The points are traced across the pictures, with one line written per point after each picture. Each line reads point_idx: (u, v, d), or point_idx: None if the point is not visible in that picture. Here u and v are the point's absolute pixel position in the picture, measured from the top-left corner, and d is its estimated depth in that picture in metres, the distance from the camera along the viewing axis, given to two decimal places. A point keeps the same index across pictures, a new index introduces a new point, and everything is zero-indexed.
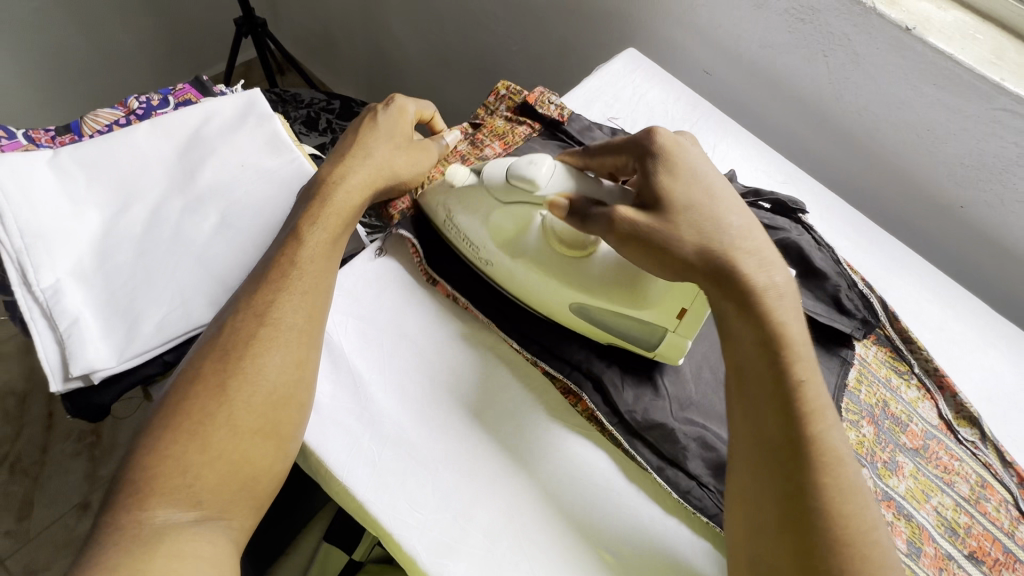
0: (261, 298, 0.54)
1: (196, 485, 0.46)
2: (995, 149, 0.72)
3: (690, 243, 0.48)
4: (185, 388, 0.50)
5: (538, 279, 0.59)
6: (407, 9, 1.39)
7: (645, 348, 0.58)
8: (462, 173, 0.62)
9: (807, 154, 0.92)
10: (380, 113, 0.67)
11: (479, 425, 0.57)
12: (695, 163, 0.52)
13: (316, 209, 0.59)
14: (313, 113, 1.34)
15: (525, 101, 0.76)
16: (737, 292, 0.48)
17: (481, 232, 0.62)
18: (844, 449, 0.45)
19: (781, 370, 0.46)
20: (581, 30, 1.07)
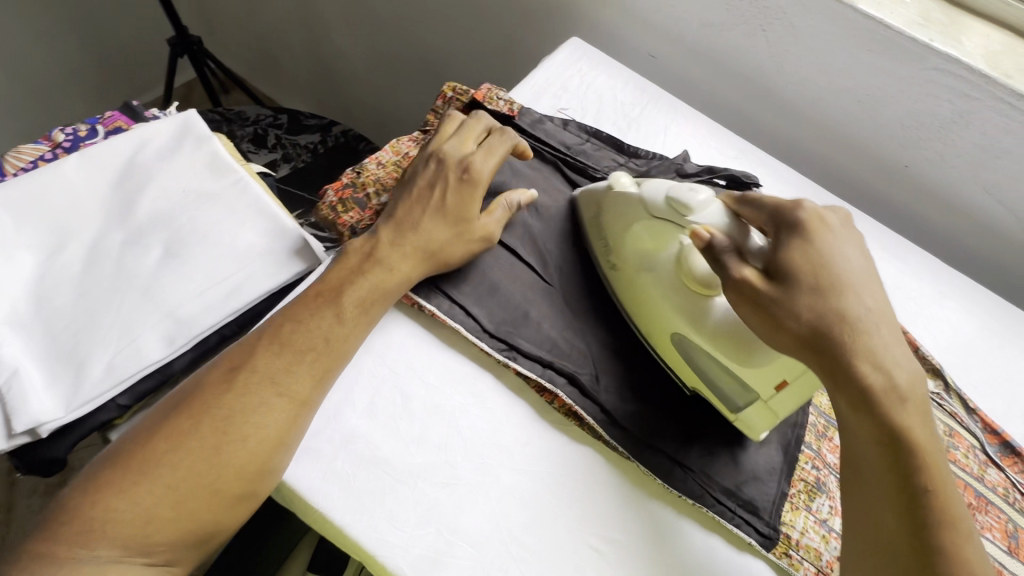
0: (282, 362, 0.51)
1: (151, 537, 0.44)
2: (931, 108, 0.76)
3: (806, 318, 0.45)
4: (177, 437, 0.47)
5: (657, 300, 0.58)
6: (347, 16, 1.36)
7: (731, 406, 0.56)
8: (624, 181, 0.64)
9: (755, 129, 0.93)
10: (452, 186, 0.60)
11: (462, 441, 0.55)
12: (834, 247, 0.48)
13: (356, 278, 0.56)
14: (261, 130, 1.31)
15: (472, 99, 0.73)
16: (855, 390, 0.45)
17: (618, 237, 0.62)
18: (977, 560, 0.43)
19: (906, 476, 0.44)
20: (523, 24, 1.07)
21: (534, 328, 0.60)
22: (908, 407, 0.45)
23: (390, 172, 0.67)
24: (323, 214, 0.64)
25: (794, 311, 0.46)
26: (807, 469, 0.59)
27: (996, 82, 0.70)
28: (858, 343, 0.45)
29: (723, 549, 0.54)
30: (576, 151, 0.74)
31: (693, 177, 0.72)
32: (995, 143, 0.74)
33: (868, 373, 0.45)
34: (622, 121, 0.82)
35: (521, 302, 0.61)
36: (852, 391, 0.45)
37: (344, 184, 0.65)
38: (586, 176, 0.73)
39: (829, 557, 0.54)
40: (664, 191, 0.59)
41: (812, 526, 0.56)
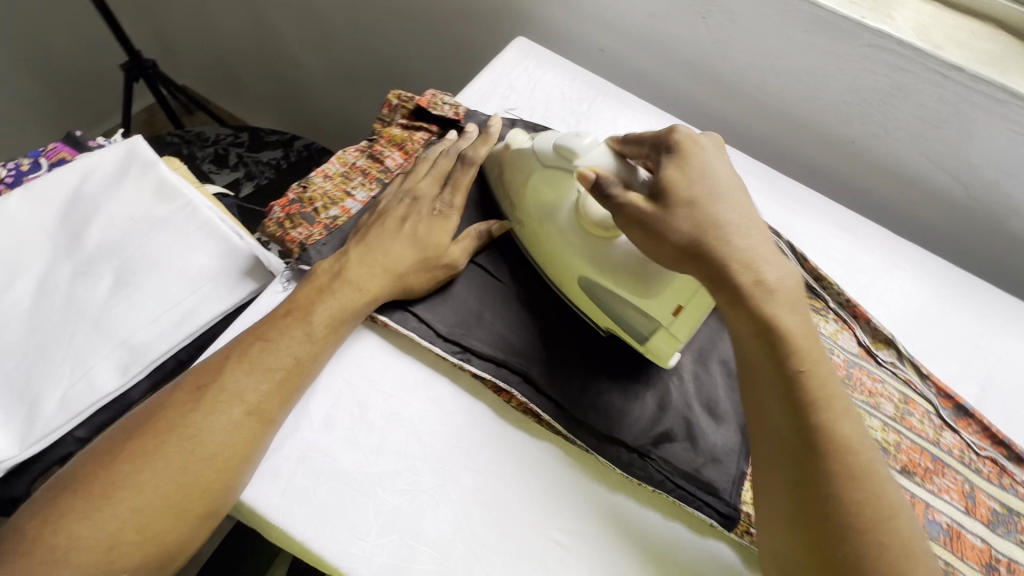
0: (250, 382, 0.51)
1: (115, 563, 0.44)
2: (871, 83, 0.77)
3: (684, 230, 0.49)
4: (142, 459, 0.47)
5: (561, 247, 0.60)
6: (300, 29, 1.35)
7: (640, 338, 0.58)
8: (521, 139, 0.66)
9: (707, 115, 0.94)
10: (424, 217, 0.63)
11: (421, 446, 0.55)
12: (706, 161, 0.53)
13: (324, 297, 0.57)
14: (221, 150, 1.30)
15: (417, 107, 0.74)
16: (728, 286, 0.48)
17: (520, 194, 0.64)
18: (856, 435, 0.46)
19: (780, 363, 0.47)
20: (473, 26, 1.07)
21: (487, 329, 0.61)
22: (777, 294, 0.48)
23: (338, 185, 0.68)
24: (270, 231, 0.63)
25: (674, 226, 0.49)
26: None
27: (927, 54, 0.71)
28: (730, 244, 0.49)
29: (686, 532, 0.55)
30: None
31: None
32: (934, 113, 0.75)
33: (738, 267, 0.48)
34: (571, 116, 0.82)
35: (473, 304, 0.62)
36: (728, 290, 0.48)
37: (290, 201, 0.65)
38: None
39: None
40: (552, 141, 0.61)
41: None
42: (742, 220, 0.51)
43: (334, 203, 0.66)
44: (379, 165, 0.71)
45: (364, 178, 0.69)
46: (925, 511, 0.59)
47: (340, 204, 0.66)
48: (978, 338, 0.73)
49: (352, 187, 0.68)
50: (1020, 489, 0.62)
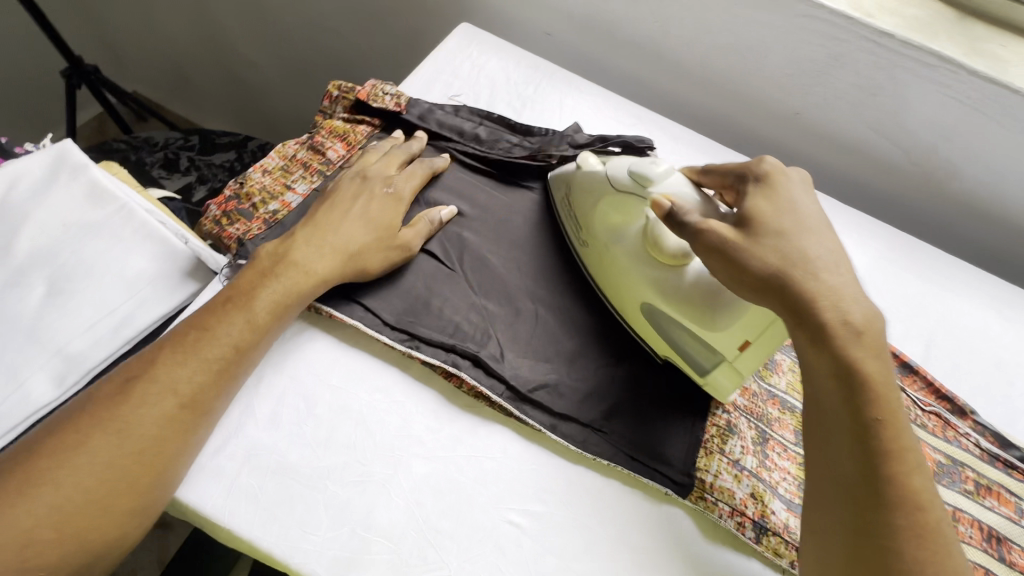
0: (186, 372, 0.50)
1: (33, 564, 0.42)
2: (808, 54, 0.78)
3: (769, 261, 0.47)
4: (67, 453, 0.45)
5: (625, 270, 0.59)
6: (247, 27, 1.32)
7: (701, 369, 0.57)
8: (591, 161, 0.63)
9: (656, 95, 0.95)
10: (377, 198, 0.63)
11: (371, 437, 0.55)
12: (791, 197, 0.51)
13: (267, 282, 0.55)
14: (172, 154, 1.26)
15: (357, 99, 0.73)
16: (813, 322, 0.45)
17: (587, 216, 0.63)
18: (927, 492, 0.43)
19: (858, 409, 0.44)
20: (422, 15, 1.06)
21: (436, 316, 0.60)
22: (863, 341, 0.45)
23: (277, 179, 0.66)
24: (206, 228, 0.62)
25: (760, 259, 0.47)
26: (716, 414, 0.60)
27: (858, 22, 0.72)
28: (819, 278, 0.46)
29: (641, 503, 0.56)
30: (471, 138, 0.73)
31: (586, 147, 0.73)
32: (869, 80, 0.77)
33: (824, 303, 0.45)
34: (517, 100, 0.82)
35: (422, 291, 0.61)
36: (808, 326, 0.45)
37: (227, 197, 0.63)
38: (481, 161, 0.72)
39: (742, 495, 0.56)
40: (625, 166, 0.59)
41: (726, 468, 0.57)
42: (830, 252, 0.48)
43: (274, 196, 0.65)
44: (320, 157, 0.69)
45: (305, 171, 0.68)
46: None
47: (279, 197, 0.65)
48: (922, 297, 0.75)
49: (292, 180, 0.67)
50: (964, 441, 0.64)
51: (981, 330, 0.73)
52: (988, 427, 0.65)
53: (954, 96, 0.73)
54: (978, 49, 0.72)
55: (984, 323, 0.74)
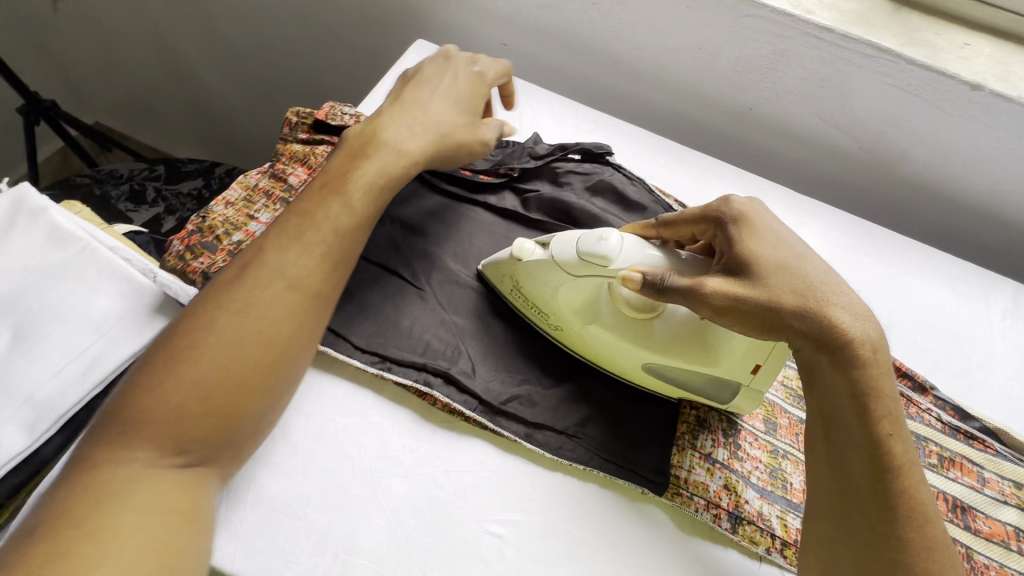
0: (294, 256, 0.54)
1: (187, 433, 0.47)
2: (755, 52, 0.80)
3: (787, 302, 0.48)
4: (200, 333, 0.49)
5: (613, 344, 0.58)
6: (207, 53, 1.31)
7: (722, 401, 0.59)
8: (529, 247, 0.60)
9: (614, 98, 0.96)
10: (457, 86, 0.67)
11: (349, 460, 0.55)
12: (770, 226, 0.53)
13: (362, 167, 0.59)
14: (138, 186, 1.25)
15: (315, 120, 0.73)
16: (831, 345, 0.47)
17: (548, 304, 0.60)
18: (932, 503, 0.45)
19: (871, 425, 0.46)
20: (379, 31, 1.07)
21: (406, 336, 0.61)
22: (875, 360, 0.48)
23: (240, 210, 0.66)
24: (172, 264, 0.62)
25: (777, 300, 0.48)
26: (687, 411, 0.62)
27: (799, 19, 0.75)
28: (830, 306, 0.48)
29: (620, 503, 0.57)
30: None
31: (547, 157, 0.75)
32: (816, 74, 0.79)
33: (844, 327, 0.47)
34: None
35: (391, 312, 0.62)
36: (829, 349, 0.48)
37: (190, 232, 0.63)
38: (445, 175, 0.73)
39: (716, 487, 0.58)
40: (572, 246, 0.57)
41: (698, 462, 0.59)
42: (826, 275, 0.50)
43: (238, 227, 0.64)
44: (282, 184, 0.69)
45: (268, 200, 0.68)
46: None
47: (243, 227, 0.64)
48: (880, 279, 0.77)
49: (255, 210, 0.66)
50: (927, 417, 0.67)
51: (936, 307, 0.76)
52: (947, 401, 0.67)
53: (896, 84, 0.76)
54: (915, 39, 0.75)
55: (939, 300, 0.77)
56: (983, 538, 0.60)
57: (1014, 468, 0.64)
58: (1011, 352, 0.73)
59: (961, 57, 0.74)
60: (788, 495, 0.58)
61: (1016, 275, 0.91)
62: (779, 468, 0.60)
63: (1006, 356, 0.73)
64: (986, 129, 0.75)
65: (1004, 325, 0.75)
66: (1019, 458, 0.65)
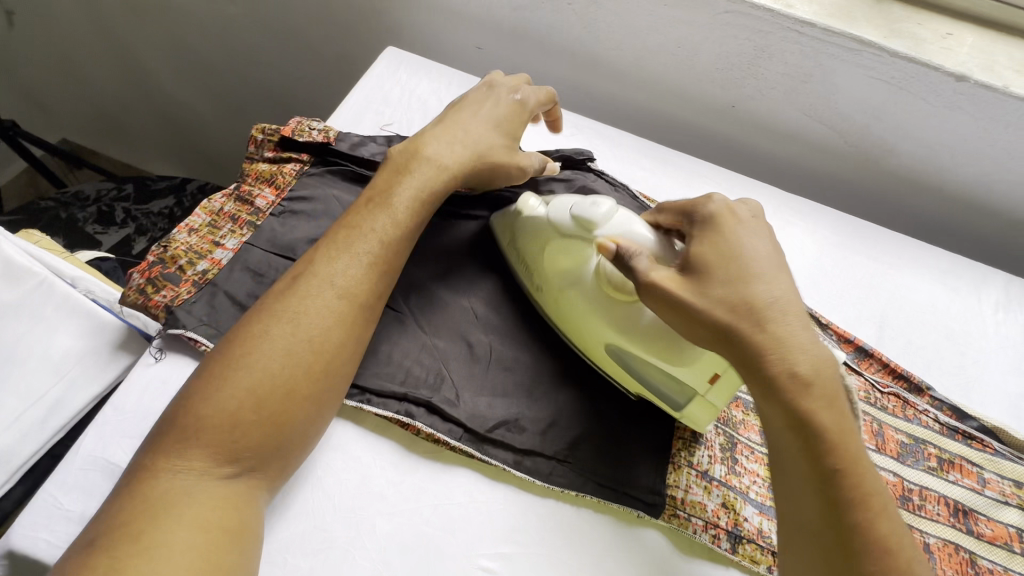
0: (341, 266, 0.53)
1: (238, 442, 0.46)
2: (736, 48, 0.78)
3: (718, 314, 0.46)
4: (252, 342, 0.49)
5: (582, 314, 0.57)
6: (171, 65, 1.27)
7: (675, 405, 0.56)
8: (532, 203, 0.62)
9: (594, 99, 0.94)
10: (501, 108, 0.65)
11: (330, 500, 0.52)
12: (743, 237, 0.49)
13: (406, 177, 0.58)
14: (105, 207, 1.19)
15: (281, 137, 0.70)
16: (765, 375, 0.45)
17: (536, 262, 0.60)
18: (897, 533, 0.42)
19: (817, 459, 0.43)
20: (350, 37, 1.03)
21: (385, 364, 0.58)
22: (813, 392, 0.44)
23: (204, 237, 0.62)
24: (131, 299, 0.58)
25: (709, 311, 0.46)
26: (681, 426, 0.60)
27: (779, 14, 0.73)
28: (773, 325, 0.45)
29: (615, 528, 0.55)
30: None
31: None
32: (798, 69, 0.77)
33: (773, 358, 0.44)
34: None
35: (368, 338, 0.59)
36: (762, 377, 0.45)
37: (150, 263, 0.59)
38: None
39: (714, 506, 0.56)
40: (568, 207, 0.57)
41: (695, 480, 0.57)
42: (780, 295, 0.47)
43: (202, 255, 0.61)
44: (249, 207, 0.66)
45: (234, 224, 0.64)
46: None
47: (207, 255, 0.61)
48: (871, 277, 0.76)
49: (220, 236, 0.63)
50: (924, 418, 0.65)
51: (929, 303, 0.75)
52: (944, 401, 0.66)
53: (880, 77, 0.74)
54: (897, 30, 0.73)
55: (931, 296, 0.75)
56: (986, 542, 0.59)
57: (1013, 466, 0.63)
58: (1004, 346, 0.72)
59: (945, 47, 0.72)
60: None
61: (1005, 264, 0.90)
62: None
63: (1000, 350, 0.72)
64: (972, 120, 0.74)
65: (997, 318, 0.74)
66: (1018, 456, 0.64)
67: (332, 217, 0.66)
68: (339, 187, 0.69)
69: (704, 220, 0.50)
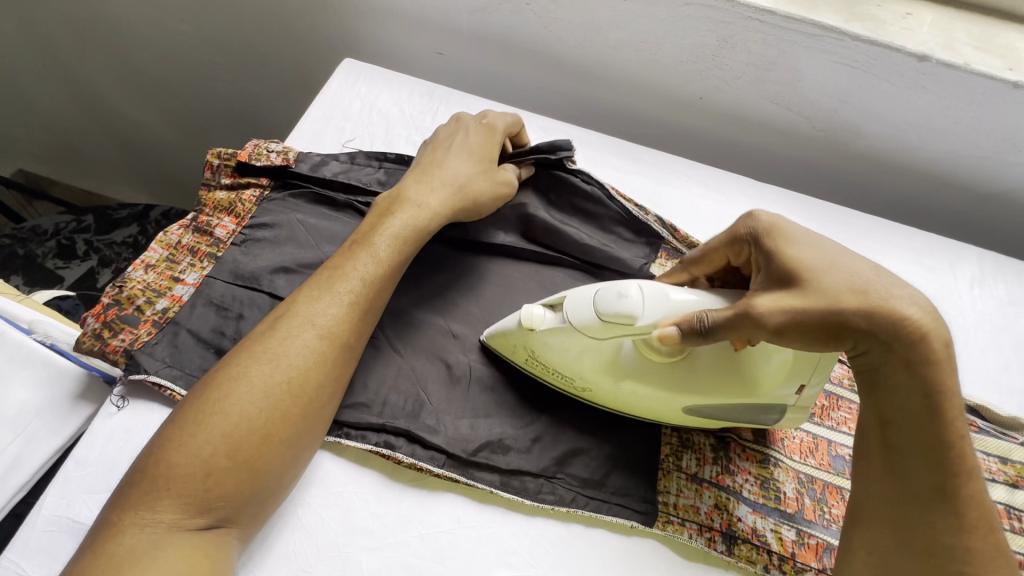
0: (322, 305, 0.51)
1: (211, 491, 0.44)
2: (699, 39, 0.77)
3: (850, 303, 0.42)
4: (229, 385, 0.47)
5: (647, 395, 0.53)
6: (124, 87, 1.22)
7: (767, 423, 0.56)
8: (541, 314, 0.54)
9: (561, 98, 0.92)
10: (472, 135, 0.65)
11: (313, 538, 0.51)
12: (797, 228, 0.48)
13: (387, 221, 0.57)
14: (65, 240, 1.14)
15: (238, 161, 0.67)
16: (901, 347, 0.42)
17: (573, 367, 0.54)
18: (989, 503, 0.43)
19: (942, 427, 0.42)
20: (306, 49, 1.00)
21: (364, 394, 0.56)
22: (946, 356, 0.43)
23: (162, 273, 0.60)
24: (87, 346, 0.55)
25: (841, 302, 0.43)
26: (669, 431, 0.59)
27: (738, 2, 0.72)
28: (894, 299, 0.43)
29: (608, 541, 0.54)
30: (371, 186, 0.69)
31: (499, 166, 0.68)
32: (762, 57, 0.77)
33: (914, 323, 0.42)
34: (415, 134, 0.78)
35: None
36: (896, 353, 0.42)
37: (105, 305, 0.57)
38: None
39: (706, 508, 0.55)
40: (588, 306, 0.51)
41: (685, 484, 0.56)
42: (875, 268, 0.45)
43: (162, 293, 0.59)
44: (208, 238, 0.63)
45: (193, 258, 0.61)
46: (828, 449, 0.60)
47: (168, 292, 0.59)
48: None
49: (180, 271, 0.60)
50: None
51: (906, 284, 0.75)
52: None
53: (843, 62, 0.74)
54: (858, 13, 0.72)
55: (908, 276, 0.76)
56: None
57: (999, 442, 0.63)
58: (982, 322, 0.73)
59: (905, 28, 0.72)
60: (782, 505, 0.56)
61: (975, 238, 0.91)
62: (770, 478, 0.57)
63: (979, 327, 0.72)
64: (937, 99, 0.74)
65: (973, 294, 0.75)
66: (1001, 432, 0.65)
67: (296, 243, 0.64)
68: (303, 210, 0.67)
69: (759, 227, 0.50)
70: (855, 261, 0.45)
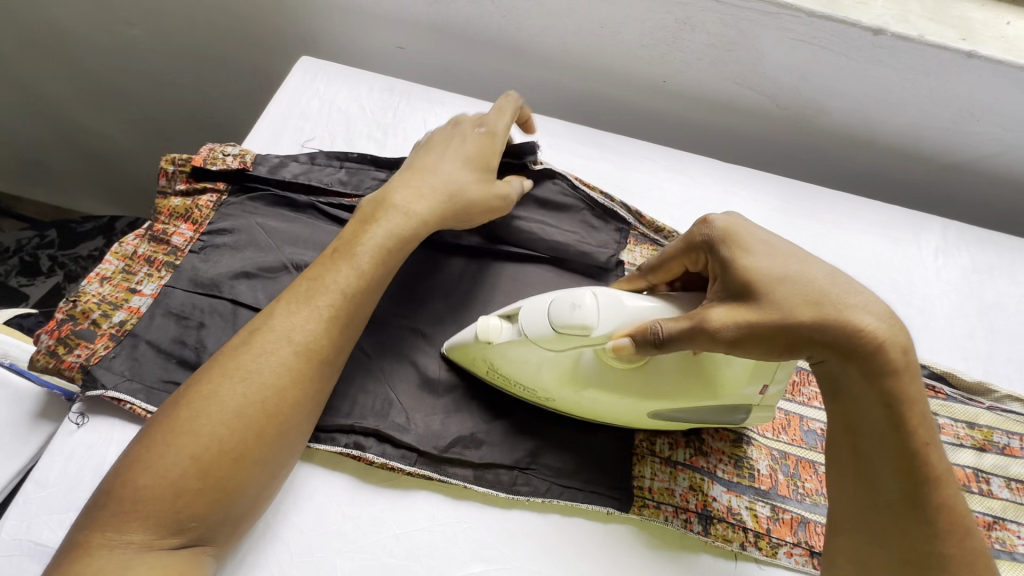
0: (300, 319, 0.50)
1: (183, 513, 0.43)
2: (658, 22, 0.76)
3: (804, 316, 0.43)
4: (200, 403, 0.46)
5: (609, 402, 0.53)
6: (81, 97, 1.18)
7: (734, 422, 0.56)
8: (495, 324, 0.53)
9: (526, 87, 0.91)
10: (472, 139, 0.63)
11: (284, 544, 0.50)
12: (758, 235, 0.48)
13: (371, 229, 0.55)
14: (29, 257, 1.11)
15: (193, 167, 0.65)
16: (862, 357, 0.43)
17: (535, 379, 0.53)
18: (967, 510, 0.43)
19: (905, 435, 0.42)
20: (265, 49, 0.98)
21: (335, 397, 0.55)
22: (906, 362, 0.43)
23: (118, 285, 0.58)
24: (41, 363, 0.53)
25: (793, 314, 0.43)
26: None
27: None
28: (847, 310, 0.43)
29: (585, 529, 0.54)
30: (333, 186, 0.68)
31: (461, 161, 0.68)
32: (721, 38, 0.76)
33: (870, 329, 0.43)
34: (376, 131, 0.77)
35: None
36: (857, 360, 0.43)
37: (59, 321, 0.55)
38: (346, 206, 0.67)
39: (681, 491, 0.56)
40: (541, 317, 0.50)
41: (660, 468, 0.57)
42: (832, 274, 0.45)
43: (119, 306, 0.57)
44: (166, 247, 0.62)
45: (150, 268, 0.60)
46: (800, 425, 0.60)
47: (126, 305, 0.57)
48: (817, 238, 0.76)
49: (137, 282, 0.59)
50: None
51: (873, 258, 0.76)
52: None
53: (801, 39, 0.74)
54: None
55: (874, 249, 0.76)
56: None
57: (965, 408, 0.65)
58: (947, 291, 0.74)
59: (861, 2, 0.72)
60: (756, 482, 0.57)
61: (941, 208, 0.92)
62: (744, 457, 0.58)
63: (944, 295, 0.73)
64: (894, 73, 0.75)
65: (938, 264, 0.76)
66: (968, 398, 0.66)
67: (257, 247, 0.62)
68: (263, 213, 0.65)
69: (715, 236, 0.49)
70: (813, 268, 0.45)
